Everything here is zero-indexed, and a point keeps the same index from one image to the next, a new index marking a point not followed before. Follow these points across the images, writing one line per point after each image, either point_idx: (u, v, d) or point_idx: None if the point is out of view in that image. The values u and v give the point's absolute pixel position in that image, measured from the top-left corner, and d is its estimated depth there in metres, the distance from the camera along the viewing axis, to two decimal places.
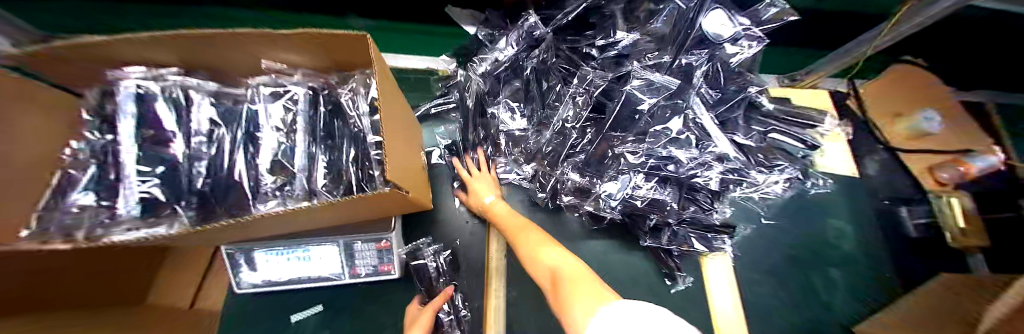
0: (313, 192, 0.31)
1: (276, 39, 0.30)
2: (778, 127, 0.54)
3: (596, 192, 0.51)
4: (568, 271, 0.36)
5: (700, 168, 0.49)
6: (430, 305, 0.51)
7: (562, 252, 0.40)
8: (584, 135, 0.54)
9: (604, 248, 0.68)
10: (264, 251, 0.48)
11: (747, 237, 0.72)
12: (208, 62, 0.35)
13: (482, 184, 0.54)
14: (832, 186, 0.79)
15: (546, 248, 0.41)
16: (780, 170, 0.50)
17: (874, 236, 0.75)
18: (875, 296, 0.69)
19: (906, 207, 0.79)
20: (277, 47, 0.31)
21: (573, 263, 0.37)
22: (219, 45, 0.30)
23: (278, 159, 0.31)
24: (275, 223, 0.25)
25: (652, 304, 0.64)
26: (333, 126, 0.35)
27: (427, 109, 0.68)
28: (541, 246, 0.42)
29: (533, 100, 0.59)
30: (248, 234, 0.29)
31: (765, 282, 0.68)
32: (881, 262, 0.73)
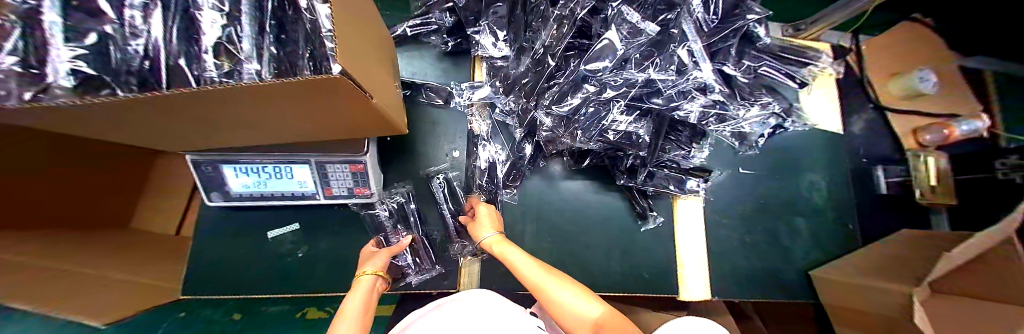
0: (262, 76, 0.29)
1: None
2: (769, 62, 0.50)
3: (576, 123, 0.48)
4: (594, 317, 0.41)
5: (680, 99, 0.45)
6: (386, 248, 0.53)
7: (577, 290, 0.45)
8: (566, 64, 0.49)
9: (581, 188, 0.69)
10: (233, 166, 0.50)
11: (724, 185, 0.73)
12: None
13: (483, 220, 0.56)
14: (816, 141, 0.78)
15: (559, 287, 0.45)
16: (761, 106, 0.48)
17: (848, 192, 0.77)
18: (832, 244, 0.74)
19: (882, 165, 0.81)
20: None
21: (593, 302, 0.43)
22: None
23: (218, 43, 0.30)
24: (227, 106, 0.30)
25: (620, 239, 0.68)
26: (284, 15, 0.32)
27: (403, 31, 0.64)
28: (553, 281, 0.46)
29: (516, 25, 0.53)
30: (212, 114, 0.32)
31: (732, 227, 0.71)
32: (849, 215, 0.76)
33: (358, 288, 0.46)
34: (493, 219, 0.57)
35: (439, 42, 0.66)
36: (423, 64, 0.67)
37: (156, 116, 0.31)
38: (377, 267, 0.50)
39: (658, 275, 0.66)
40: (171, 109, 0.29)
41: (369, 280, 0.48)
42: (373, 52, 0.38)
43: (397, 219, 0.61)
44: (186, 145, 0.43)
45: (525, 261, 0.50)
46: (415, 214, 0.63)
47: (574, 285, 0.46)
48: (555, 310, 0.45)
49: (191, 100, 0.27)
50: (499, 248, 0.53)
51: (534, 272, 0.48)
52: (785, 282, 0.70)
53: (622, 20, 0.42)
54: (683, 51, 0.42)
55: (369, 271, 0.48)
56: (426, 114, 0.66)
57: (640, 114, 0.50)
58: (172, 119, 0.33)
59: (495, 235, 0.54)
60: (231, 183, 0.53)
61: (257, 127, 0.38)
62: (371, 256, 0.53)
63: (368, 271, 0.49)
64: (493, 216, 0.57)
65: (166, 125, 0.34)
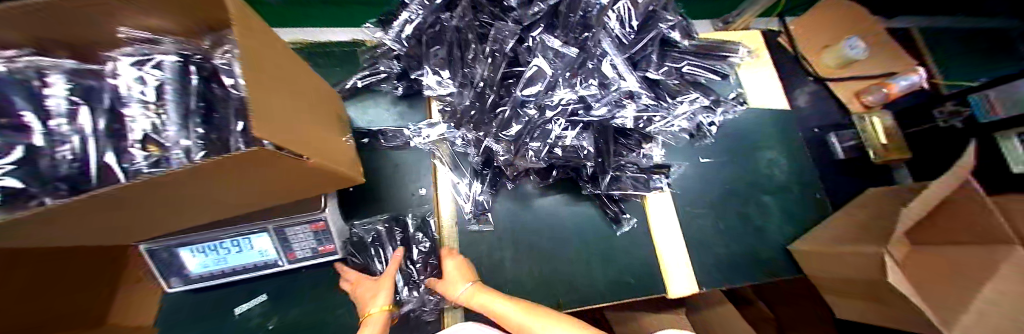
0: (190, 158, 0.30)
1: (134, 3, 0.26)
2: (692, 61, 0.54)
3: (524, 147, 0.48)
4: None
5: (615, 109, 0.47)
6: (388, 275, 0.51)
7: (562, 323, 0.44)
8: (507, 92, 0.50)
9: (552, 203, 0.70)
10: (189, 248, 0.48)
11: (689, 175, 0.75)
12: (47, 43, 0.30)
13: (454, 274, 0.54)
14: (766, 120, 0.82)
15: (541, 324, 0.45)
16: (690, 101, 0.52)
17: (806, 162, 0.80)
18: (803, 216, 0.76)
19: (833, 132, 0.84)
20: (149, 13, 0.28)
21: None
22: (63, 16, 0.26)
23: (147, 134, 0.30)
24: (159, 199, 0.30)
25: (599, 247, 0.68)
26: (212, 96, 0.33)
27: (353, 83, 0.67)
28: (538, 322, 0.45)
29: (454, 64, 0.55)
30: (143, 207, 0.30)
31: (704, 215, 0.73)
32: (812, 185, 0.79)
33: (370, 325, 0.45)
34: (462, 270, 0.55)
35: (390, 88, 0.69)
36: (378, 111, 0.69)
37: (87, 224, 0.30)
38: (386, 301, 0.48)
39: (643, 276, 0.66)
40: (97, 214, 0.28)
41: (380, 316, 0.47)
42: (307, 114, 0.39)
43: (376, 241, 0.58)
44: (135, 235, 0.42)
45: (504, 306, 0.49)
46: (400, 240, 0.59)
47: (558, 319, 0.45)
48: None
49: (113, 202, 0.25)
50: (478, 300, 0.51)
51: (529, 319, 0.46)
52: (767, 261, 0.71)
53: (544, 47, 0.47)
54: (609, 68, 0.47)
55: (378, 309, 0.47)
56: (387, 157, 0.67)
57: (583, 127, 0.51)
58: (95, 222, 0.30)
59: (469, 286, 0.52)
60: (188, 265, 0.51)
61: (198, 204, 0.36)
62: (374, 291, 0.51)
63: (378, 307, 0.47)
64: (462, 267, 0.55)
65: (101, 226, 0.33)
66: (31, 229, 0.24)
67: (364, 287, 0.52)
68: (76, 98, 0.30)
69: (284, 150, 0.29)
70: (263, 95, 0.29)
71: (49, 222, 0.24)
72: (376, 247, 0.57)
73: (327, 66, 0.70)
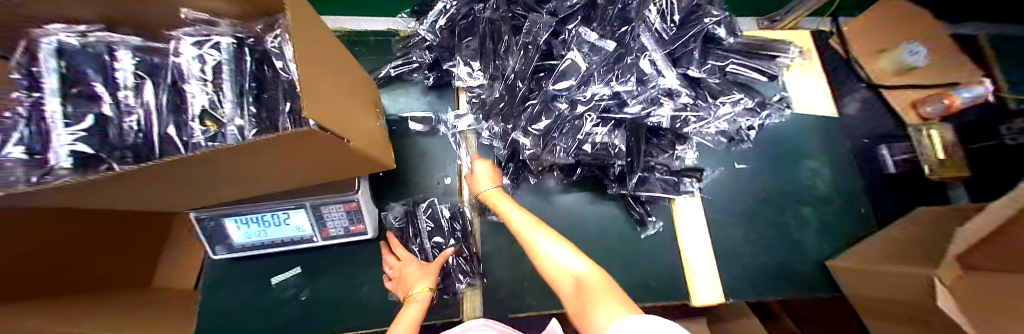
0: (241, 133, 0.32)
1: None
2: (737, 60, 0.51)
3: (552, 142, 0.47)
4: (584, 273, 0.39)
5: (651, 106, 0.45)
6: (435, 265, 0.57)
7: (561, 242, 0.43)
8: (537, 86, 0.50)
9: (573, 201, 0.69)
10: (234, 218, 0.52)
11: (721, 181, 0.72)
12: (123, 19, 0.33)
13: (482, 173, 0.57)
14: (809, 127, 0.77)
15: (540, 238, 0.44)
16: (732, 103, 0.49)
17: (851, 175, 0.75)
18: (846, 232, 0.70)
19: (885, 144, 0.78)
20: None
21: (581, 259, 0.41)
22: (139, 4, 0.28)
23: (205, 109, 0.32)
24: (206, 170, 0.31)
25: (621, 248, 0.66)
26: (264, 77, 0.35)
27: (386, 72, 0.69)
28: (539, 234, 0.45)
29: (485, 55, 0.55)
30: (195, 175, 0.32)
31: (734, 223, 0.69)
32: (858, 199, 0.73)
33: (413, 301, 0.50)
34: (491, 175, 0.57)
35: (422, 78, 0.70)
36: (407, 100, 0.70)
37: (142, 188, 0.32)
38: (430, 282, 0.54)
39: (667, 282, 0.64)
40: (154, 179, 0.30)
41: (422, 294, 0.51)
42: (349, 99, 0.40)
43: (403, 221, 0.64)
44: (186, 204, 0.45)
45: (513, 209, 0.50)
46: (429, 230, 0.63)
47: (558, 238, 0.44)
48: (547, 270, 0.43)
49: (172, 169, 0.26)
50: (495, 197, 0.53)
51: (532, 229, 0.46)
52: (801, 276, 0.67)
53: (580, 41, 0.47)
54: (646, 62, 0.46)
55: (423, 288, 0.52)
56: (413, 145, 0.68)
57: (614, 125, 0.48)
58: (153, 185, 0.32)
59: (491, 188, 0.55)
60: (233, 235, 0.55)
61: (242, 178, 0.38)
62: (416, 270, 0.56)
63: (421, 287, 0.52)
64: (490, 171, 0.57)
65: (153, 191, 0.35)
66: (101, 189, 0.26)
67: (403, 263, 0.57)
68: (144, 74, 0.33)
69: (330, 132, 0.30)
70: (314, 78, 0.31)
71: (115, 183, 0.26)
72: (418, 240, 0.63)
73: (361, 55, 0.72)
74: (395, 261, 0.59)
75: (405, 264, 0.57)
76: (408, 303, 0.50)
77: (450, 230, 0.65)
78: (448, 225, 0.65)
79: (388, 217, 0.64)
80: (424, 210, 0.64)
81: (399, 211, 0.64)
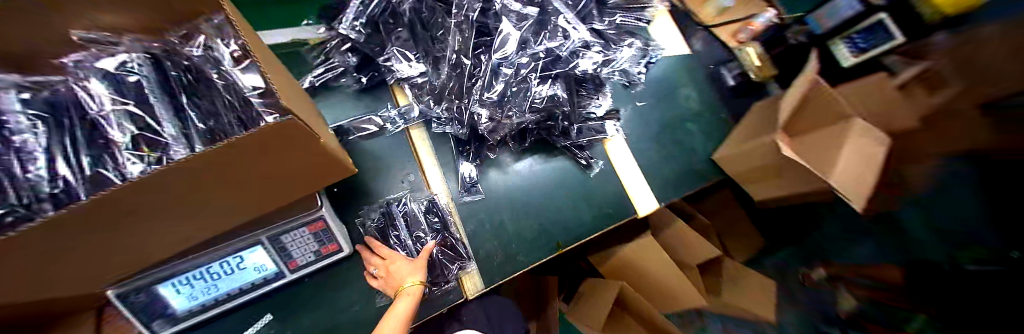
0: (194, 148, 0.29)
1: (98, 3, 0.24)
2: (622, 14, 0.67)
3: (507, 103, 0.55)
4: None
5: (575, 58, 0.57)
6: (422, 257, 0.57)
7: None
8: (479, 60, 0.56)
9: (528, 167, 0.77)
10: (172, 281, 0.43)
11: (633, 117, 0.90)
12: None
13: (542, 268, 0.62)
14: (677, 65, 1.03)
15: None
16: (629, 47, 0.64)
17: (710, 93, 1.03)
18: (717, 133, 0.98)
19: (725, 66, 1.09)
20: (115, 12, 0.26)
21: None
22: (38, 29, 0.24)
23: (143, 135, 0.29)
24: (163, 205, 0.27)
25: (579, 191, 0.79)
26: (200, 92, 0.32)
27: (310, 82, 0.65)
28: None
29: (421, 43, 0.58)
30: (129, 214, 0.25)
31: (650, 147, 0.89)
32: (718, 109, 1.01)
33: (406, 297, 0.52)
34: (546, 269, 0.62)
35: (351, 82, 0.67)
36: (343, 108, 0.67)
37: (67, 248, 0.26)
38: (420, 275, 0.55)
39: (617, 206, 0.80)
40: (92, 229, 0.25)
41: (414, 287, 0.53)
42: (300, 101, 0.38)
43: (385, 227, 0.61)
44: (104, 277, 0.36)
45: None
46: (403, 223, 0.62)
47: None
48: None
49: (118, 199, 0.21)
50: None
51: None
52: (699, 171, 0.91)
53: (507, 11, 0.54)
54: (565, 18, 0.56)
55: (414, 282, 0.53)
56: (362, 153, 0.66)
57: (553, 80, 0.58)
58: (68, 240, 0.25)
59: None
60: (174, 302, 0.45)
61: (189, 217, 0.32)
62: (402, 265, 0.55)
63: (413, 281, 0.53)
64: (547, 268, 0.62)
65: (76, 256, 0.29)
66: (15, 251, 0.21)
67: (386, 262, 0.56)
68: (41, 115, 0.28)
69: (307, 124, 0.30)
70: (269, 74, 0.28)
71: (29, 237, 0.20)
72: (398, 236, 0.61)
73: None
74: (379, 261, 0.57)
75: (390, 262, 0.56)
76: (400, 297, 0.52)
77: (430, 224, 0.65)
78: (426, 220, 0.65)
79: (364, 226, 0.61)
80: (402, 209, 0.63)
81: (375, 218, 0.62)
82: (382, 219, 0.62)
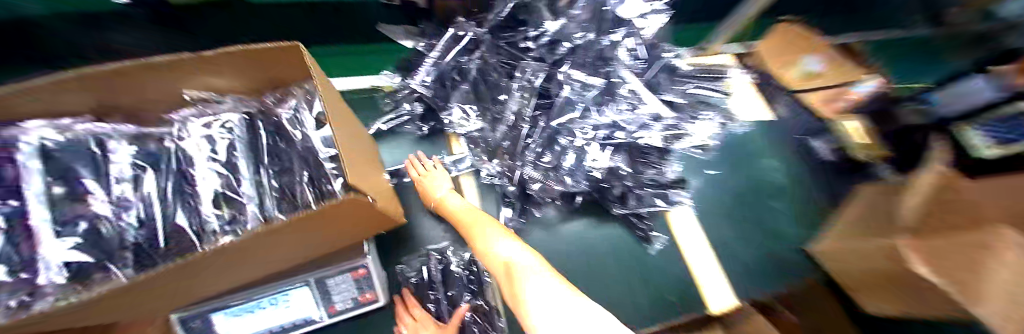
0: (263, 206, 0.30)
1: (217, 60, 0.29)
2: (696, 83, 0.61)
3: (560, 169, 0.53)
4: None
5: (641, 129, 0.52)
6: (451, 326, 0.53)
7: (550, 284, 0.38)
8: (537, 123, 0.54)
9: (578, 228, 0.70)
10: (223, 310, 0.42)
11: (702, 188, 0.79)
12: (121, 106, 0.31)
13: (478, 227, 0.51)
14: (757, 131, 0.90)
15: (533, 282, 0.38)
16: (707, 119, 0.58)
17: (800, 166, 0.88)
18: (811, 216, 0.81)
19: (816, 136, 0.94)
20: (235, 71, 0.32)
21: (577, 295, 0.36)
22: (151, 75, 0.28)
23: (225, 192, 0.30)
24: (224, 270, 0.26)
25: (638, 266, 0.68)
26: (278, 150, 0.34)
27: (378, 127, 0.68)
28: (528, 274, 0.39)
29: (483, 101, 0.59)
30: (187, 280, 0.24)
31: (723, 224, 0.75)
32: (810, 186, 0.86)
33: None
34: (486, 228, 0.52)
35: (414, 129, 0.70)
36: (401, 153, 0.69)
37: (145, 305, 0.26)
38: None
39: (683, 294, 0.66)
40: (158, 293, 0.25)
41: None
42: (368, 161, 0.39)
43: (421, 280, 0.59)
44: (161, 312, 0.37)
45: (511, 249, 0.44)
46: (439, 280, 0.60)
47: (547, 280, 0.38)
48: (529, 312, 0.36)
49: (184, 274, 0.21)
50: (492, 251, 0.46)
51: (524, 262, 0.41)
52: (788, 262, 0.74)
53: (569, 80, 0.53)
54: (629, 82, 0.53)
55: None
56: (410, 199, 0.65)
57: (613, 149, 0.53)
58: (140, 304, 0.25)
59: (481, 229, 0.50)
60: (223, 332, 0.44)
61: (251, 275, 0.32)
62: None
63: None
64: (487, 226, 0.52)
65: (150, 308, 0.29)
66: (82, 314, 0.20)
67: (416, 324, 0.53)
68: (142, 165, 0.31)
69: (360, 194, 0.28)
70: (339, 143, 0.28)
71: (106, 302, 0.19)
72: (433, 294, 0.59)
73: None
74: (410, 320, 0.54)
75: (419, 328, 0.52)
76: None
77: (467, 285, 0.60)
78: (463, 279, 0.61)
79: (401, 274, 0.59)
80: (435, 264, 0.60)
81: (412, 271, 0.59)
82: (419, 273, 0.60)
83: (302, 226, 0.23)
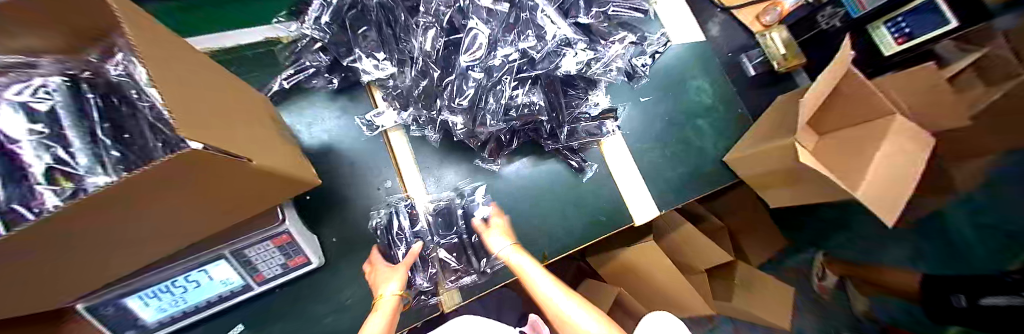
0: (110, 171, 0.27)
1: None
2: (616, 3, 0.59)
3: (482, 108, 0.50)
4: None
5: (555, 58, 0.50)
6: (403, 264, 0.55)
7: (584, 306, 0.53)
8: (448, 63, 0.51)
9: (519, 167, 0.73)
10: (139, 294, 0.43)
11: (634, 115, 0.82)
12: None
13: (495, 235, 0.61)
14: (690, 52, 0.92)
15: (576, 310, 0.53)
16: (621, 40, 0.56)
17: (727, 85, 0.93)
18: (731, 131, 0.89)
19: (744, 54, 1.00)
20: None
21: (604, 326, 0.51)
22: None
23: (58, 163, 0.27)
24: (117, 228, 0.29)
25: (570, 196, 0.74)
26: (122, 116, 0.30)
27: (280, 85, 0.63)
28: (564, 298, 0.54)
29: (387, 43, 0.54)
30: (81, 238, 0.27)
31: (653, 148, 0.82)
32: (735, 104, 0.92)
33: (380, 311, 0.50)
34: (505, 230, 0.63)
35: (324, 83, 0.65)
36: (317, 112, 0.65)
37: (52, 266, 0.29)
38: (399, 286, 0.53)
39: (613, 213, 0.74)
40: (49, 255, 0.27)
41: (392, 300, 0.51)
42: (236, 121, 0.36)
43: (387, 225, 0.62)
44: (58, 299, 0.36)
45: (534, 273, 0.56)
46: (404, 223, 0.62)
47: (578, 299, 0.55)
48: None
49: (38, 238, 0.23)
50: (512, 259, 0.58)
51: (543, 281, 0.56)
52: (707, 174, 0.84)
53: (476, 8, 0.49)
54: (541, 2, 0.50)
55: (390, 293, 0.52)
56: (342, 160, 0.64)
57: (531, 83, 0.53)
58: (10, 274, 0.27)
59: (512, 244, 0.60)
60: (143, 314, 0.45)
61: (145, 233, 0.33)
62: (388, 273, 0.55)
63: (391, 292, 0.52)
64: (505, 226, 0.63)
65: (60, 273, 0.31)
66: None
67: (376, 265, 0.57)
68: None
69: (219, 151, 0.27)
70: (169, 98, 0.25)
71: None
72: (402, 238, 0.61)
73: (244, 72, 0.64)
74: (371, 265, 0.58)
75: (375, 271, 0.57)
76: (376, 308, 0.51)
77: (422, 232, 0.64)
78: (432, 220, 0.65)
79: (337, 234, 0.61)
80: (400, 211, 0.62)
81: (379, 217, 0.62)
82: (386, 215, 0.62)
83: (147, 185, 0.24)
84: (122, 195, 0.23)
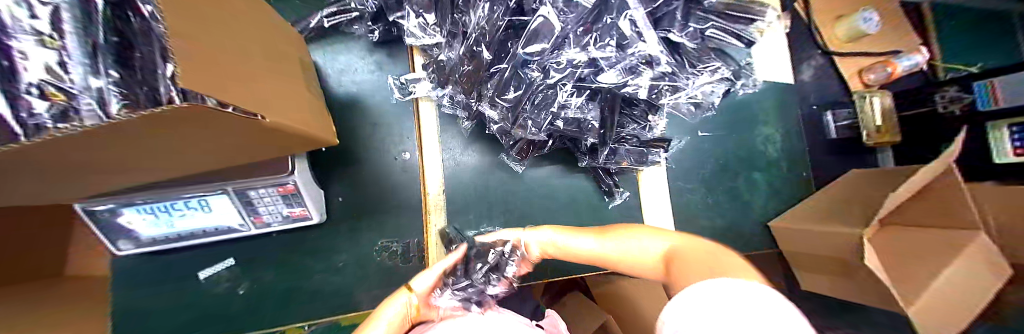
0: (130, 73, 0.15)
1: None
2: (717, 23, 0.46)
3: (522, 112, 0.46)
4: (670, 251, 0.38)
5: (628, 76, 0.42)
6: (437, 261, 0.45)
7: (649, 233, 0.42)
8: (502, 48, 0.43)
9: (546, 173, 0.67)
10: (137, 208, 0.42)
11: (685, 150, 0.73)
12: None
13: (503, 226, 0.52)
14: (770, 94, 0.80)
15: (632, 238, 0.42)
16: (709, 71, 0.47)
17: (799, 142, 0.81)
18: (785, 195, 0.79)
19: (831, 110, 0.86)
20: None
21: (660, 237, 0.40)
22: None
23: (26, 26, 0.12)
24: (103, 160, 0.24)
25: (590, 218, 0.68)
26: None
27: (317, 22, 0.57)
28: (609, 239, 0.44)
29: (441, 4, 0.45)
30: (60, 167, 0.23)
31: (694, 190, 0.73)
32: (801, 165, 0.81)
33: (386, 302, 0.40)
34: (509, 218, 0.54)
35: (364, 32, 0.59)
36: (351, 59, 0.60)
37: (45, 181, 0.26)
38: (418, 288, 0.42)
39: None
40: (34, 176, 0.23)
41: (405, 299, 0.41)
42: (266, 65, 0.32)
43: None
44: (55, 198, 0.35)
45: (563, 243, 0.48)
46: None
47: (630, 227, 0.44)
48: (641, 270, 0.41)
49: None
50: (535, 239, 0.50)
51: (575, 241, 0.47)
52: (744, 234, 0.76)
53: None
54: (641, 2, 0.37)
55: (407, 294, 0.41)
56: (363, 117, 0.60)
57: (590, 95, 0.47)
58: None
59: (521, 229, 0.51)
60: (140, 228, 0.45)
61: (137, 166, 0.29)
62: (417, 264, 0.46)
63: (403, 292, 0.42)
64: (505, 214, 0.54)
65: (41, 187, 0.28)
66: None
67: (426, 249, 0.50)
68: None
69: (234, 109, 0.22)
70: (200, 32, 0.21)
71: None
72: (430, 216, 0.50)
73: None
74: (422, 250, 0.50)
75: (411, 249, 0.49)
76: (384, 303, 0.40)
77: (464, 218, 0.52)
78: None
79: (345, 194, 0.58)
80: None
81: None
82: None
83: (146, 131, 0.19)
84: (114, 134, 0.18)
